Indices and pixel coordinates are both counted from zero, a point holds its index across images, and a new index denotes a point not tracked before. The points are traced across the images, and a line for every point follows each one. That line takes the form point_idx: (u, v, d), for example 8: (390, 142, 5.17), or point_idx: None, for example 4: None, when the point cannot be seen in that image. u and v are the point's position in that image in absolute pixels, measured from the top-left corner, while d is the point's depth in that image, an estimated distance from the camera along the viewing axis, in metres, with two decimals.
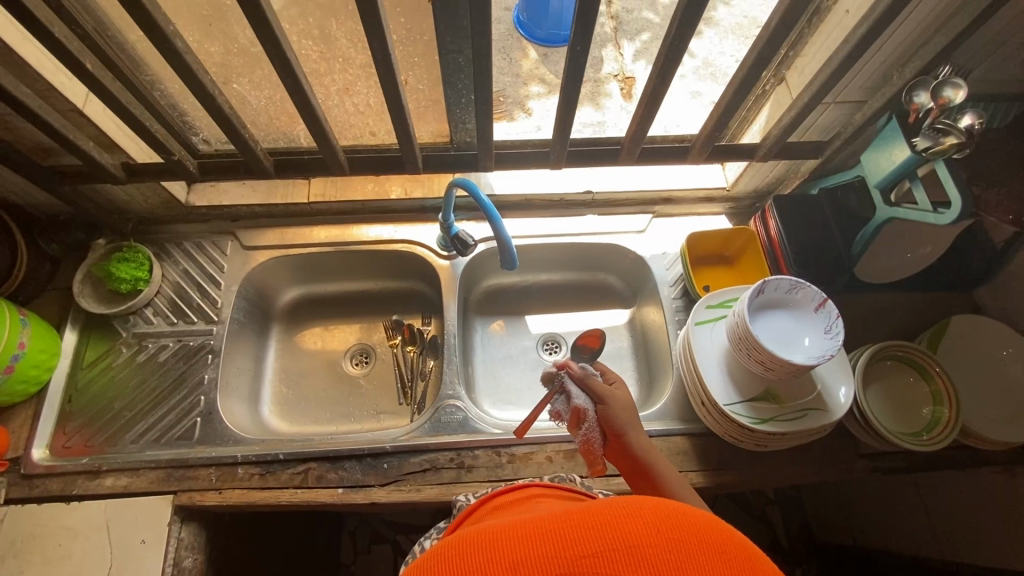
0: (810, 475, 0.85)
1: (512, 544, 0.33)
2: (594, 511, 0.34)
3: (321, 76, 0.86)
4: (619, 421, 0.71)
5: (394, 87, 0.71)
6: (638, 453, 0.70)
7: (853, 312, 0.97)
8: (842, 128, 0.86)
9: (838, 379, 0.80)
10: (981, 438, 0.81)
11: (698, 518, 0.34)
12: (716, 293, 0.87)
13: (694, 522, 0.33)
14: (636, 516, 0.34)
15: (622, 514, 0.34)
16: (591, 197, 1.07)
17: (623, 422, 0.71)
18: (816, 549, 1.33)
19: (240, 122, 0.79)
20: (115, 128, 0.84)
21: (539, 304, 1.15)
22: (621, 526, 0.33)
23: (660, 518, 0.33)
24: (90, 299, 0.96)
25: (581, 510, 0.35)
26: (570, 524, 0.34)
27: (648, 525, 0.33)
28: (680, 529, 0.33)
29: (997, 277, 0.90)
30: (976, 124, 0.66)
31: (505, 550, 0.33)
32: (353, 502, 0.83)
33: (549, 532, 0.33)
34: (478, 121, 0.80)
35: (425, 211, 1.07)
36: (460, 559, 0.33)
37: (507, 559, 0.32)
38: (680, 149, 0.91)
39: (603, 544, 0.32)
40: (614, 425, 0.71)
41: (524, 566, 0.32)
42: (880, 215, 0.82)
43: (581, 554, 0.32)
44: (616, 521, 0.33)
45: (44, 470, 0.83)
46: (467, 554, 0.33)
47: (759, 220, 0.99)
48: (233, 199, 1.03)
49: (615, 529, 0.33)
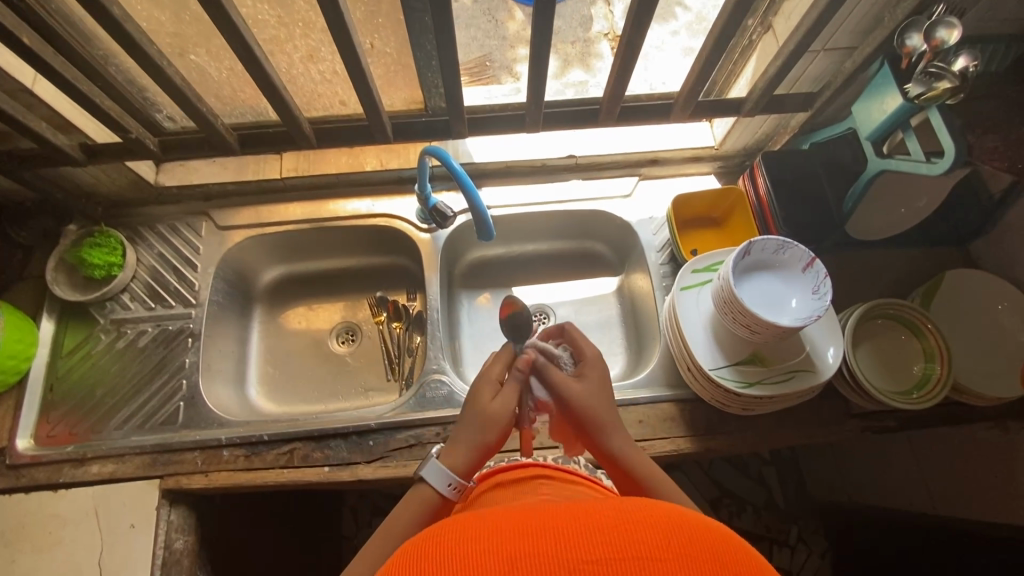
0: (799, 437, 0.85)
1: (518, 538, 0.34)
2: (603, 514, 0.36)
3: (281, 43, 0.80)
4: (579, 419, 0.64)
5: (351, 49, 0.67)
6: (605, 453, 0.63)
7: (845, 270, 0.94)
8: (832, 77, 0.82)
9: (826, 340, 0.79)
10: (974, 394, 0.80)
11: (708, 533, 0.35)
12: (703, 257, 0.85)
13: (701, 538, 0.34)
14: (645, 522, 0.35)
15: (630, 522, 0.35)
16: (575, 162, 1.04)
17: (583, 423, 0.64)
18: (813, 506, 1.34)
19: (196, 94, 0.75)
20: (70, 107, 0.80)
21: (527, 275, 1.13)
22: (628, 534, 0.34)
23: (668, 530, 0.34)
24: (66, 287, 0.94)
25: (589, 513, 0.36)
26: (577, 527, 0.34)
27: (661, 538, 0.33)
28: (684, 542, 0.33)
29: (994, 229, 0.87)
30: (970, 66, 0.63)
31: (505, 549, 0.33)
32: (340, 480, 0.82)
33: (563, 532, 0.34)
34: (447, 84, 0.75)
35: (403, 182, 1.03)
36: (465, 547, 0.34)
37: (508, 554, 0.33)
38: (663, 106, 0.87)
39: (609, 550, 0.33)
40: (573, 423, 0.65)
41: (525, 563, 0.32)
42: (871, 167, 0.79)
43: (583, 558, 0.32)
44: (622, 528, 0.34)
45: (29, 460, 0.83)
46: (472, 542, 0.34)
47: (748, 178, 0.96)
48: (204, 177, 1.00)
49: (624, 537, 0.33)
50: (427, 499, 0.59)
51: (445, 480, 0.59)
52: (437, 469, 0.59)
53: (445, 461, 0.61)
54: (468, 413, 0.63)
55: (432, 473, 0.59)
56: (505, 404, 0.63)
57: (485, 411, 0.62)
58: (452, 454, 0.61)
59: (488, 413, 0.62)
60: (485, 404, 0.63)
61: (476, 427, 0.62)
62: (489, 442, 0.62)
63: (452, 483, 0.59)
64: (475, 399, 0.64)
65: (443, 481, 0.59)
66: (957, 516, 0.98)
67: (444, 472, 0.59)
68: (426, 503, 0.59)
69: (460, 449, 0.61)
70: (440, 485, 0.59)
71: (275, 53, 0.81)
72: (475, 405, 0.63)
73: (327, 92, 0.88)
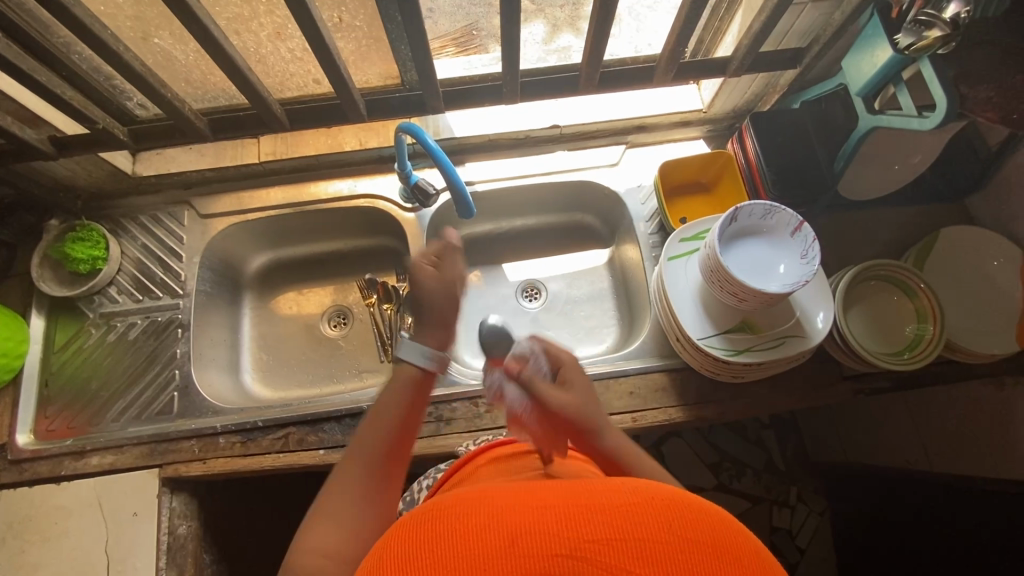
0: (792, 403, 0.84)
1: (519, 515, 0.34)
2: (603, 493, 0.36)
3: (246, 21, 0.77)
4: (570, 417, 0.62)
5: (313, 25, 0.65)
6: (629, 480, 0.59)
7: (838, 233, 0.92)
8: (821, 31, 0.78)
9: (817, 304, 0.77)
10: (966, 351, 0.79)
11: (710, 516, 0.35)
12: (691, 225, 0.83)
13: (707, 524, 0.34)
14: (646, 502, 0.35)
15: (632, 502, 0.35)
16: (559, 132, 1.00)
17: (580, 416, 0.62)
18: (811, 467, 1.35)
19: (160, 81, 0.73)
20: (33, 99, 0.78)
21: (517, 251, 1.11)
22: (630, 515, 0.34)
23: (674, 515, 0.34)
24: (52, 282, 0.93)
25: (594, 492, 0.36)
26: (582, 507, 0.34)
27: (660, 518, 0.34)
28: (691, 526, 0.33)
29: (991, 184, 0.85)
30: (963, 12, 0.60)
31: (507, 522, 0.34)
32: (335, 462, 0.83)
33: (568, 511, 0.34)
34: (418, 57, 0.73)
35: (383, 161, 1.01)
36: (467, 522, 0.34)
37: (509, 529, 0.33)
38: (644, 71, 0.84)
39: (614, 531, 0.33)
40: (556, 416, 0.62)
41: (525, 541, 0.32)
42: (863, 125, 0.77)
43: (585, 538, 0.32)
44: (623, 510, 0.34)
45: (31, 454, 0.84)
46: (472, 518, 0.34)
47: (737, 142, 0.93)
48: (182, 165, 0.98)
49: (630, 517, 0.33)
50: (408, 377, 0.60)
51: (421, 353, 0.60)
52: (412, 346, 0.60)
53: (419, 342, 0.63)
54: (416, 300, 0.65)
55: (409, 351, 0.60)
56: (455, 272, 0.66)
57: (443, 284, 0.65)
58: (421, 335, 0.63)
59: (435, 289, 0.64)
60: (441, 278, 0.65)
61: (432, 304, 0.64)
62: (448, 311, 0.65)
63: (428, 354, 0.61)
64: (429, 278, 0.65)
65: (422, 356, 0.61)
66: (953, 472, 0.99)
67: (419, 346, 0.61)
68: (408, 383, 0.60)
69: (428, 328, 0.63)
70: (417, 359, 0.60)
71: (241, 32, 0.78)
72: (426, 285, 0.65)
73: (299, 71, 0.86)
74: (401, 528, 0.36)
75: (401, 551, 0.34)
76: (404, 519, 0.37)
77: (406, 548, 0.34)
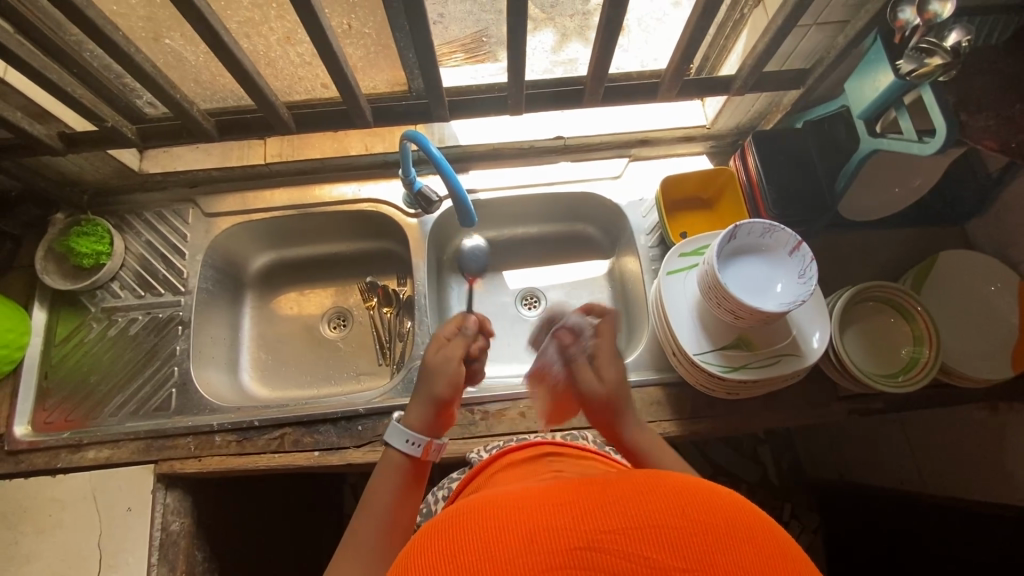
0: (787, 420, 0.85)
1: (536, 513, 0.35)
2: (616, 486, 0.36)
3: (257, 25, 0.78)
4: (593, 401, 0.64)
5: (322, 32, 0.66)
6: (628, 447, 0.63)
7: (837, 252, 0.92)
8: (825, 53, 0.79)
9: (813, 324, 0.78)
10: (962, 374, 0.79)
11: (722, 499, 0.35)
12: (691, 240, 0.84)
13: (718, 508, 0.34)
14: (658, 490, 0.35)
15: (645, 493, 0.35)
16: (564, 143, 1.01)
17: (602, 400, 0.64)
18: (805, 484, 1.35)
19: (169, 81, 0.74)
20: (43, 94, 0.79)
21: (517, 258, 1.12)
22: (644, 505, 0.34)
23: (685, 501, 0.34)
24: (56, 276, 0.94)
25: (608, 486, 0.37)
26: (595, 501, 0.35)
27: (673, 504, 0.34)
28: (702, 510, 0.34)
29: (991, 208, 0.85)
30: (963, 41, 0.62)
31: (524, 521, 0.34)
32: (330, 464, 0.84)
33: (583, 505, 0.35)
34: (425, 68, 0.74)
35: (388, 166, 1.02)
36: (484, 522, 0.35)
37: (527, 529, 0.34)
38: (649, 86, 0.85)
39: (627, 520, 0.33)
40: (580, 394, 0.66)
41: (542, 537, 0.33)
42: (864, 147, 0.78)
43: (600, 530, 0.33)
44: (638, 500, 0.35)
45: (28, 445, 0.85)
46: (489, 519, 0.35)
47: (739, 158, 0.94)
48: (187, 163, 0.99)
49: (643, 508, 0.34)
50: (397, 464, 0.61)
51: (403, 437, 0.61)
52: (396, 429, 0.61)
53: (408, 423, 0.63)
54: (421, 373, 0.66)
55: (394, 436, 0.62)
56: (449, 355, 0.65)
57: (434, 364, 0.64)
58: (411, 414, 0.64)
59: (428, 366, 0.64)
60: (433, 359, 0.65)
61: (428, 380, 0.64)
62: (441, 394, 0.64)
63: (413, 439, 0.61)
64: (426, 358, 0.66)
65: (404, 438, 0.61)
66: (945, 494, 0.99)
67: (401, 429, 0.62)
68: (396, 470, 0.61)
69: (417, 406, 0.64)
70: (401, 443, 0.61)
71: (252, 35, 0.79)
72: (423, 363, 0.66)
73: (308, 75, 0.87)
74: (421, 535, 0.37)
75: (424, 557, 0.34)
76: (425, 527, 0.37)
77: (429, 552, 0.34)
